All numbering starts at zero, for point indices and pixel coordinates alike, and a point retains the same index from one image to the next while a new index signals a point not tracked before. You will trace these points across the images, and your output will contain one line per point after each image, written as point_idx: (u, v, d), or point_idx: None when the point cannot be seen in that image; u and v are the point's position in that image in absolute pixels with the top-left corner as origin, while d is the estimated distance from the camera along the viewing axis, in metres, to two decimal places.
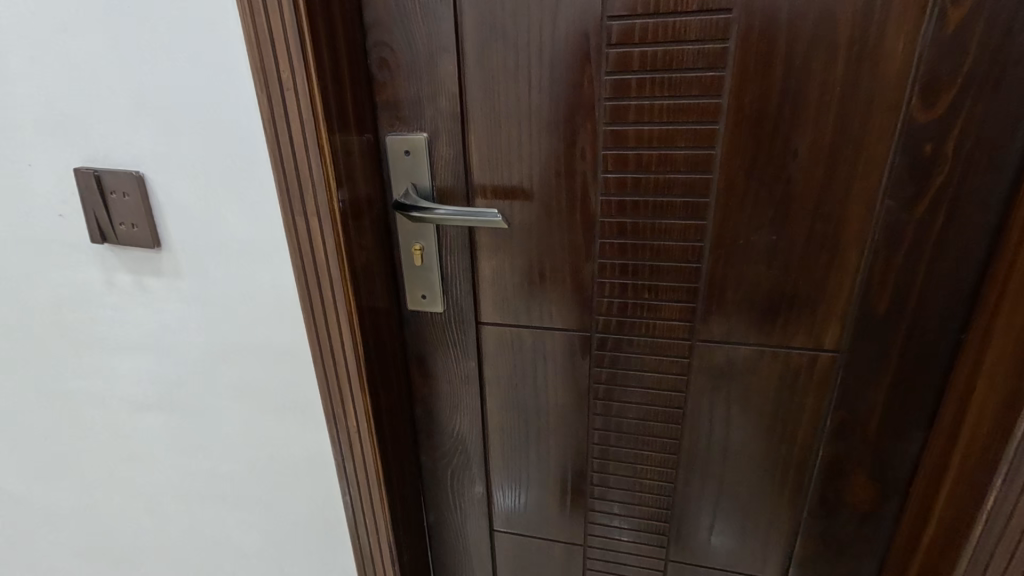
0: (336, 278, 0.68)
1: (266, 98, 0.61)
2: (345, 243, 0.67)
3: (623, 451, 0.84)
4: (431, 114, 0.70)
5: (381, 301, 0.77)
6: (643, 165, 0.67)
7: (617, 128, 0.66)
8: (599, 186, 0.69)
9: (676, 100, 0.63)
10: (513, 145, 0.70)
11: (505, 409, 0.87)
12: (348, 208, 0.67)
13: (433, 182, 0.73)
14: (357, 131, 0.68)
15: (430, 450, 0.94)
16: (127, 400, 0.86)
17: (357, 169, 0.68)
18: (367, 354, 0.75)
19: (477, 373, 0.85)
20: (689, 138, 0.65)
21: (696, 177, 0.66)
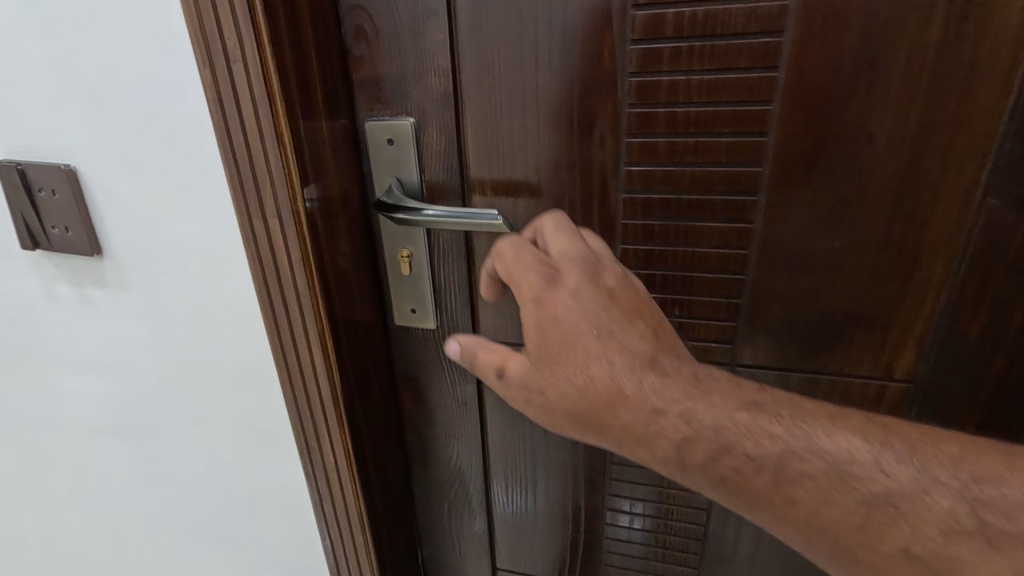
0: (305, 294, 0.57)
1: (209, 73, 0.49)
2: (315, 252, 0.56)
3: (644, 484, 0.74)
4: (418, 95, 0.58)
5: (364, 319, 0.66)
6: (675, 155, 0.55)
7: (643, 111, 0.54)
8: (621, 181, 0.57)
9: (722, 73, 0.50)
10: (517, 133, 0.58)
11: (509, 439, 0.76)
12: (316, 209, 0.55)
13: (421, 177, 0.61)
14: (328, 115, 0.56)
15: (424, 481, 0.83)
16: (79, 423, 0.76)
17: (329, 162, 0.57)
18: (346, 381, 0.64)
19: (477, 398, 0.74)
20: (735, 122, 0.52)
21: (743, 170, 0.54)
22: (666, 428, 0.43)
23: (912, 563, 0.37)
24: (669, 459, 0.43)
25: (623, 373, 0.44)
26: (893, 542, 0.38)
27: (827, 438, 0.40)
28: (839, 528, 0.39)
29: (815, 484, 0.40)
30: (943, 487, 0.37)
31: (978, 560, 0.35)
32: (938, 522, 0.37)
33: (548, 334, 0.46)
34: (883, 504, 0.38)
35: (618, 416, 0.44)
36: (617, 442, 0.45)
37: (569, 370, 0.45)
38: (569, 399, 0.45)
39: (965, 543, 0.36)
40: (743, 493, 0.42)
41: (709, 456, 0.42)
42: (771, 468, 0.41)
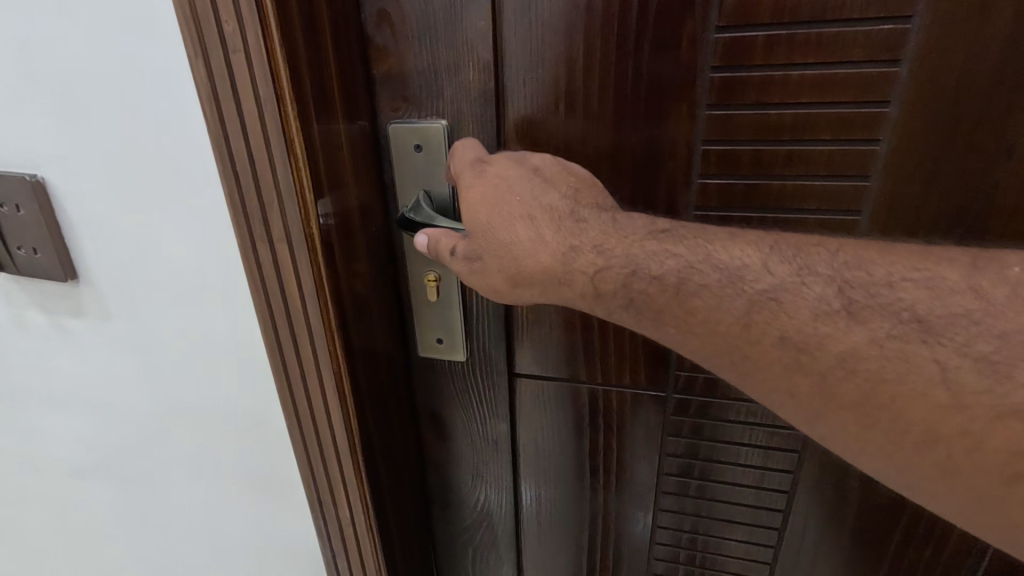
0: (319, 333, 0.48)
1: (202, 65, 0.39)
2: (332, 280, 0.47)
3: (697, 535, 0.66)
4: (452, 93, 0.49)
5: (384, 355, 0.57)
6: (762, 166, 0.46)
7: (725, 113, 0.45)
8: (692, 195, 0.48)
9: (828, 69, 0.42)
10: (570, 138, 0.49)
11: (545, 481, 0.68)
12: (333, 231, 0.46)
13: (454, 189, 0.52)
14: (346, 117, 0.47)
15: (446, 524, 0.74)
16: (57, 464, 0.67)
17: (348, 173, 0.47)
18: (365, 430, 0.54)
19: (509, 437, 0.66)
20: (840, 127, 0.43)
21: (845, 185, 0.45)
22: (582, 263, 0.42)
23: (786, 349, 0.37)
24: (585, 296, 0.42)
25: (544, 214, 0.43)
26: (768, 333, 0.37)
27: (722, 250, 0.39)
28: (729, 333, 0.38)
29: (711, 292, 0.38)
30: (817, 275, 0.37)
31: (841, 335, 0.35)
32: (808, 307, 0.36)
33: (473, 188, 0.45)
34: (762, 299, 0.37)
35: (535, 257, 0.43)
36: (537, 287, 0.44)
37: (493, 221, 0.44)
38: (492, 248, 0.44)
39: (832, 323, 0.36)
40: (647, 314, 0.41)
41: (616, 280, 0.41)
42: (672, 283, 0.39)
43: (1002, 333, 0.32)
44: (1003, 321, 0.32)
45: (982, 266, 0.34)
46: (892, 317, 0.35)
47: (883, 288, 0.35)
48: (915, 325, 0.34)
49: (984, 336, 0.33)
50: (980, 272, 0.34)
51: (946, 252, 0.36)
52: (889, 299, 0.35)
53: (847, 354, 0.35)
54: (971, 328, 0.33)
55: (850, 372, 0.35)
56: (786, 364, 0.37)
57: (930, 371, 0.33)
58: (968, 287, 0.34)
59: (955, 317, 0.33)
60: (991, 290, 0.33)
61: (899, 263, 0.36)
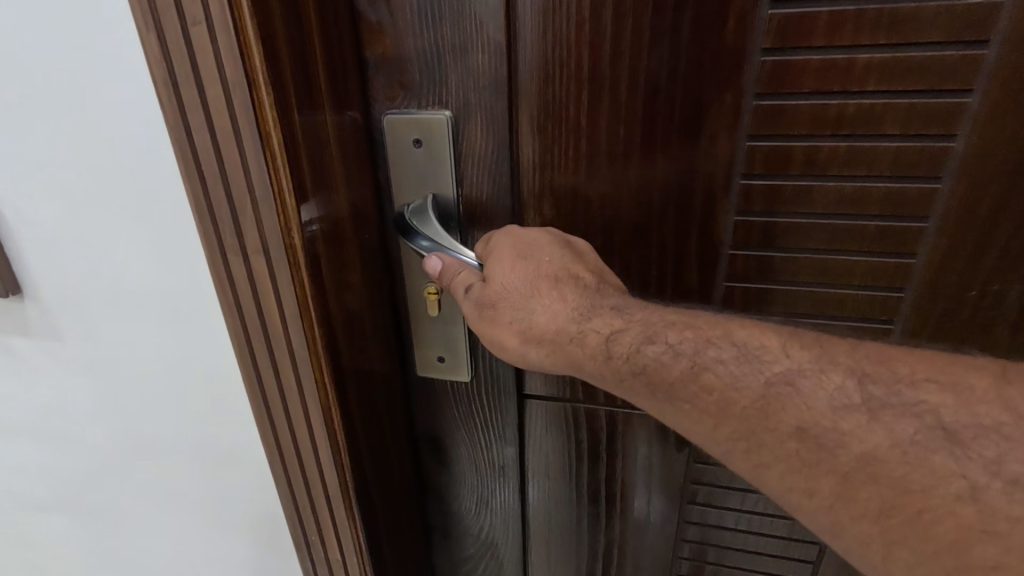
0: (304, 363, 0.41)
1: (154, 42, 0.32)
2: (318, 300, 0.40)
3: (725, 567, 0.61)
4: (458, 80, 0.42)
5: (379, 380, 0.50)
6: (816, 165, 0.40)
7: (777, 103, 0.39)
8: (733, 197, 0.43)
9: (902, 51, 0.36)
10: (594, 134, 0.43)
11: (557, 509, 0.62)
12: (320, 243, 0.39)
13: (458, 191, 0.46)
14: (334, 108, 0.40)
15: (448, 554, 0.68)
16: (12, 497, 0.60)
17: (336, 175, 0.41)
18: (360, 468, 0.48)
19: (517, 463, 0.60)
20: (912, 121, 0.38)
21: (911, 187, 0.40)
22: (595, 325, 0.38)
23: (806, 443, 0.31)
24: (596, 359, 0.38)
25: (569, 280, 0.41)
26: (785, 422, 0.32)
27: (738, 327, 0.36)
28: (745, 416, 0.33)
29: (727, 370, 0.34)
30: (838, 364, 0.32)
31: (867, 434, 0.30)
32: (829, 396, 0.31)
33: (501, 245, 0.42)
34: (779, 381, 0.33)
35: (551, 315, 0.40)
36: (546, 346, 0.40)
37: (519, 271, 0.41)
38: (508, 300, 0.41)
39: (855, 418, 0.30)
40: (654, 386, 0.36)
41: (627, 345, 0.37)
42: (686, 355, 0.35)
43: None
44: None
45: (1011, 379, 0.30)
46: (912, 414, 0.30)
47: (903, 388, 0.31)
48: (941, 432, 0.29)
49: (1013, 455, 0.28)
50: (1012, 386, 0.30)
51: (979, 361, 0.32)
52: (912, 399, 0.30)
53: (868, 457, 0.30)
54: (1003, 444, 0.28)
55: (872, 477, 0.29)
56: (801, 459, 0.31)
57: (956, 487, 0.28)
58: (998, 397, 0.29)
59: (984, 429, 0.28)
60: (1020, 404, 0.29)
61: (919, 367, 0.31)
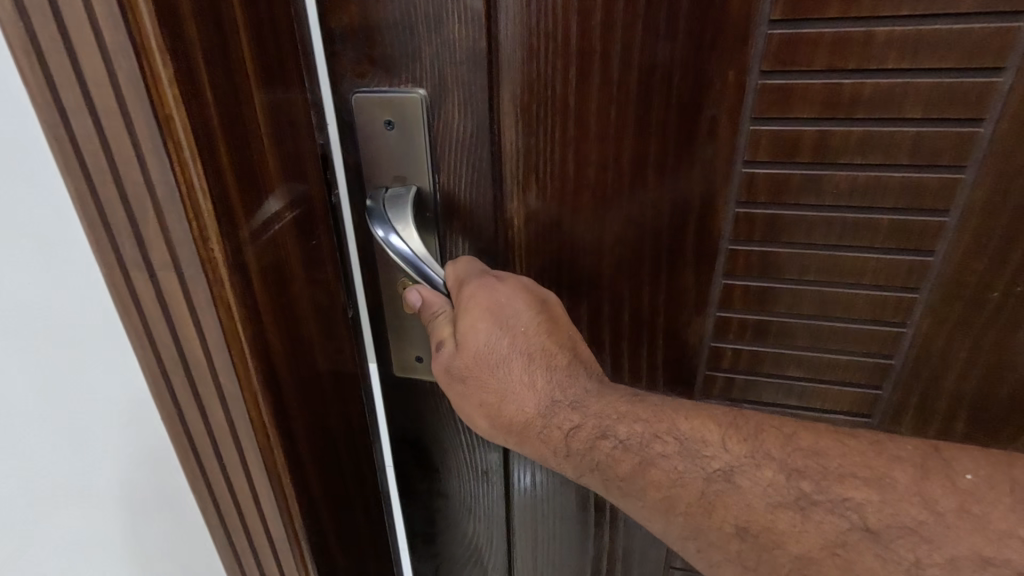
0: (232, 386, 0.37)
1: (20, 25, 0.28)
2: (246, 318, 0.35)
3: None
4: (431, 55, 0.38)
5: (336, 394, 0.45)
6: (827, 151, 0.37)
7: (786, 81, 0.36)
8: (733, 185, 0.39)
9: (926, 23, 0.33)
10: (581, 118, 0.39)
11: (544, 515, 0.59)
12: (247, 246, 0.35)
13: (436, 180, 0.42)
14: (265, 88, 0.35)
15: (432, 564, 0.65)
16: None
17: (269, 164, 0.35)
18: (307, 499, 0.43)
19: (501, 468, 0.56)
20: (934, 103, 0.35)
21: (932, 177, 0.37)
22: (563, 419, 0.38)
23: (746, 543, 0.33)
24: (558, 454, 0.38)
25: (541, 356, 0.39)
26: (728, 521, 0.33)
27: (681, 419, 0.36)
28: (691, 514, 0.34)
29: (671, 464, 0.35)
30: (770, 458, 0.34)
31: (800, 533, 0.32)
32: (763, 494, 0.33)
33: (477, 300, 0.39)
34: (718, 477, 0.34)
35: (519, 404, 0.39)
36: (514, 435, 0.39)
37: (494, 342, 0.38)
38: (475, 375, 0.39)
39: (788, 516, 0.32)
40: (613, 482, 0.36)
41: (585, 441, 0.37)
42: (635, 448, 0.36)
43: (952, 557, 0.29)
44: (954, 544, 0.30)
45: (931, 473, 0.32)
46: (836, 514, 0.32)
47: (834, 483, 0.32)
48: (862, 533, 0.31)
49: (932, 551, 0.30)
50: (928, 482, 0.32)
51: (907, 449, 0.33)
52: (839, 497, 0.32)
53: (801, 558, 0.31)
54: (925, 547, 0.30)
55: None
56: (742, 560, 0.33)
57: None
58: (917, 494, 0.31)
59: (906, 530, 0.30)
60: (938, 500, 0.31)
61: (844, 459, 0.33)
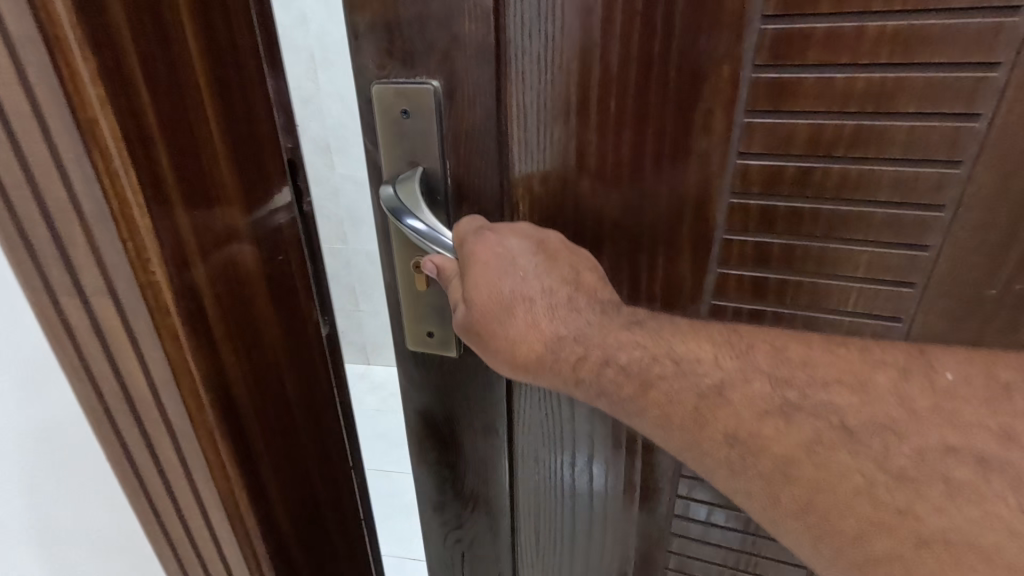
0: (179, 409, 0.35)
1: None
2: (197, 330, 0.34)
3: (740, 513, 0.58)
4: (446, 49, 0.42)
5: (298, 402, 0.44)
6: (821, 144, 0.40)
7: (781, 75, 0.38)
8: (728, 177, 0.42)
9: (917, 19, 0.35)
10: (584, 108, 0.42)
11: (547, 490, 0.62)
12: (196, 257, 0.34)
13: (449, 166, 0.46)
14: (214, 89, 0.33)
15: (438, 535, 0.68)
16: None
17: (221, 164, 0.35)
18: (268, 511, 0.43)
19: (509, 444, 0.60)
20: (926, 98, 0.37)
21: (924, 170, 0.39)
22: (570, 351, 0.40)
23: (736, 449, 0.34)
24: (569, 381, 0.40)
25: (545, 290, 0.41)
26: (717, 432, 0.34)
27: (678, 342, 0.38)
28: (684, 426, 0.35)
29: (669, 386, 0.36)
30: (760, 372, 0.35)
31: (783, 436, 0.33)
32: (752, 404, 0.34)
33: (479, 252, 0.41)
34: (711, 393, 0.35)
35: (531, 342, 0.40)
36: (531, 372, 0.41)
37: (503, 284, 0.41)
38: (489, 317, 0.41)
39: (774, 422, 0.33)
40: (615, 403, 0.38)
41: (593, 367, 0.39)
42: (635, 374, 0.37)
43: (942, 444, 0.31)
44: (924, 435, 0.32)
45: (912, 377, 0.34)
46: (819, 419, 0.33)
47: (818, 390, 0.34)
48: (843, 430, 0.32)
49: (906, 445, 0.31)
50: (908, 380, 0.34)
51: (884, 354, 0.35)
52: (823, 403, 0.34)
53: (784, 461, 0.32)
54: (895, 438, 0.32)
55: (789, 477, 0.32)
56: (730, 463, 0.34)
57: (855, 481, 0.31)
58: (895, 394, 0.33)
59: (884, 429, 0.32)
60: (913, 398, 0.33)
61: (833, 365, 0.35)
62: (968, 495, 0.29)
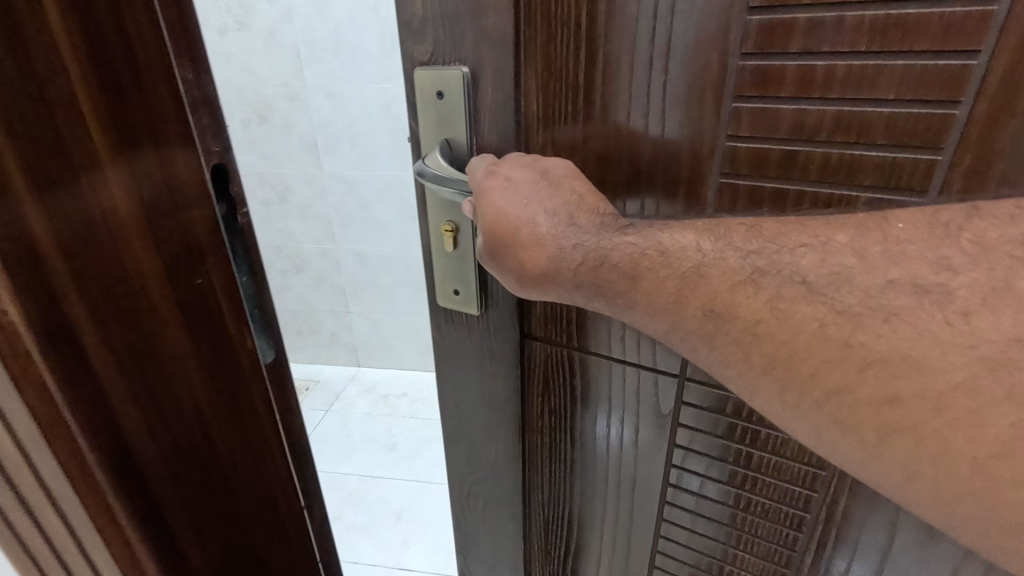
0: (60, 488, 0.27)
1: None
2: (84, 383, 0.27)
3: (734, 471, 0.60)
4: (472, 38, 0.49)
5: (224, 442, 0.37)
6: (804, 130, 0.42)
7: (761, 62, 0.41)
8: (718, 158, 0.46)
9: (894, 7, 0.36)
10: (588, 87, 0.48)
11: (552, 439, 0.69)
12: (77, 291, 0.27)
13: (473, 140, 0.53)
14: (86, 58, 0.26)
15: (458, 474, 0.77)
16: None
17: (105, 170, 0.28)
18: (183, 571, 0.35)
19: (519, 393, 0.67)
20: (908, 84, 0.38)
21: (907, 158, 0.40)
22: (568, 261, 0.44)
23: (712, 319, 0.38)
24: (572, 286, 0.44)
25: (548, 211, 0.45)
26: (696, 307, 0.38)
27: (665, 236, 0.40)
28: (669, 303, 0.39)
29: (658, 269, 0.40)
30: (732, 246, 0.38)
31: (751, 299, 0.36)
32: (727, 280, 0.37)
33: (494, 180, 0.46)
34: (691, 274, 0.39)
35: (532, 252, 0.45)
36: (533, 281, 0.46)
37: (510, 203, 0.45)
38: (498, 233, 0.46)
39: (745, 290, 0.36)
40: (608, 293, 0.43)
41: (585, 274, 0.43)
42: (626, 266, 0.41)
43: (890, 281, 0.33)
44: (871, 278, 0.33)
45: (868, 226, 0.35)
46: (783, 281, 0.35)
47: (786, 251, 0.36)
48: (805, 287, 0.35)
49: (851, 289, 0.34)
50: (868, 236, 0.35)
51: (847, 216, 0.36)
52: (789, 265, 0.36)
53: (754, 322, 0.36)
54: (845, 284, 0.34)
55: (757, 337, 0.36)
56: (705, 331, 0.38)
57: (809, 327, 0.34)
58: (852, 247, 0.35)
59: (836, 276, 0.34)
60: (868, 248, 0.34)
61: (800, 232, 0.37)
62: (905, 318, 0.32)
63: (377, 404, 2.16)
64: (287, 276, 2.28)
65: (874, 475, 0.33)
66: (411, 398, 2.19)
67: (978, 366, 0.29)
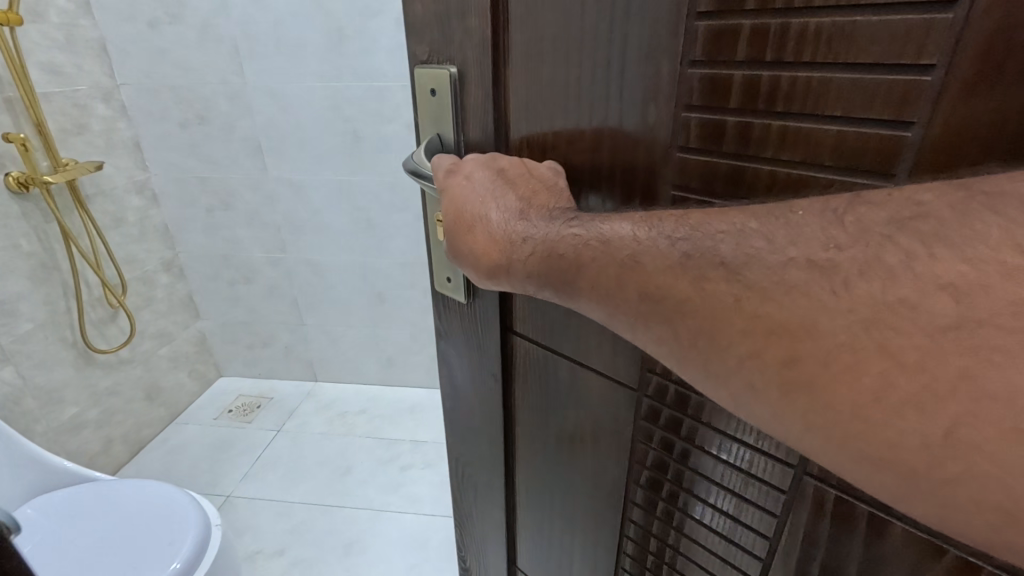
0: None
1: None
2: None
3: (699, 502, 0.59)
4: (461, 41, 0.56)
5: None
6: (751, 143, 0.44)
7: (711, 71, 0.44)
8: (672, 165, 0.49)
9: (840, 18, 0.37)
10: (560, 90, 0.53)
11: (530, 429, 0.74)
12: None
13: (460, 134, 0.61)
14: None
15: (458, 443, 0.86)
16: None
17: None
18: None
19: (504, 376, 0.72)
20: (855, 101, 0.38)
21: (858, 180, 0.40)
22: (517, 253, 0.50)
23: (644, 298, 0.42)
24: (520, 277, 0.51)
25: (500, 207, 0.53)
26: (634, 287, 0.42)
27: (612, 223, 0.46)
28: (609, 285, 0.44)
29: (604, 254, 0.45)
30: (660, 227, 0.43)
31: (680, 281, 0.40)
32: (660, 263, 0.41)
33: (454, 181, 0.55)
34: (628, 261, 0.43)
35: (485, 247, 0.53)
36: (488, 271, 0.53)
37: (468, 195, 0.54)
38: (458, 223, 0.55)
39: (674, 273, 0.40)
40: (555, 279, 0.48)
41: (528, 267, 0.50)
42: (583, 234, 0.47)
43: (793, 258, 0.36)
44: (775, 257, 0.37)
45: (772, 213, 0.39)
46: (707, 265, 0.39)
47: (709, 236, 0.40)
48: (722, 268, 0.38)
49: (759, 266, 0.37)
50: (775, 223, 0.38)
51: (758, 206, 0.40)
52: (712, 250, 0.39)
53: (683, 303, 0.40)
54: (753, 258, 0.37)
55: (686, 313, 0.40)
56: (640, 310, 0.42)
57: (726, 299, 0.38)
58: (764, 233, 0.38)
59: (750, 255, 0.38)
60: (775, 233, 0.38)
61: (726, 218, 0.40)
62: (801, 289, 0.35)
63: (333, 426, 2.21)
64: (236, 287, 2.30)
65: (787, 434, 0.36)
66: (368, 415, 2.28)
67: (857, 326, 0.33)
